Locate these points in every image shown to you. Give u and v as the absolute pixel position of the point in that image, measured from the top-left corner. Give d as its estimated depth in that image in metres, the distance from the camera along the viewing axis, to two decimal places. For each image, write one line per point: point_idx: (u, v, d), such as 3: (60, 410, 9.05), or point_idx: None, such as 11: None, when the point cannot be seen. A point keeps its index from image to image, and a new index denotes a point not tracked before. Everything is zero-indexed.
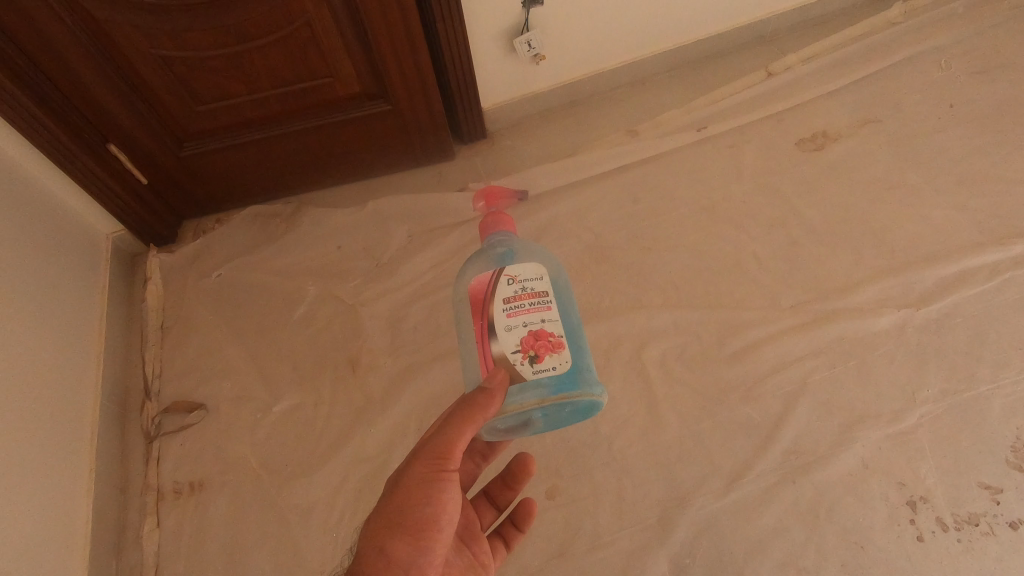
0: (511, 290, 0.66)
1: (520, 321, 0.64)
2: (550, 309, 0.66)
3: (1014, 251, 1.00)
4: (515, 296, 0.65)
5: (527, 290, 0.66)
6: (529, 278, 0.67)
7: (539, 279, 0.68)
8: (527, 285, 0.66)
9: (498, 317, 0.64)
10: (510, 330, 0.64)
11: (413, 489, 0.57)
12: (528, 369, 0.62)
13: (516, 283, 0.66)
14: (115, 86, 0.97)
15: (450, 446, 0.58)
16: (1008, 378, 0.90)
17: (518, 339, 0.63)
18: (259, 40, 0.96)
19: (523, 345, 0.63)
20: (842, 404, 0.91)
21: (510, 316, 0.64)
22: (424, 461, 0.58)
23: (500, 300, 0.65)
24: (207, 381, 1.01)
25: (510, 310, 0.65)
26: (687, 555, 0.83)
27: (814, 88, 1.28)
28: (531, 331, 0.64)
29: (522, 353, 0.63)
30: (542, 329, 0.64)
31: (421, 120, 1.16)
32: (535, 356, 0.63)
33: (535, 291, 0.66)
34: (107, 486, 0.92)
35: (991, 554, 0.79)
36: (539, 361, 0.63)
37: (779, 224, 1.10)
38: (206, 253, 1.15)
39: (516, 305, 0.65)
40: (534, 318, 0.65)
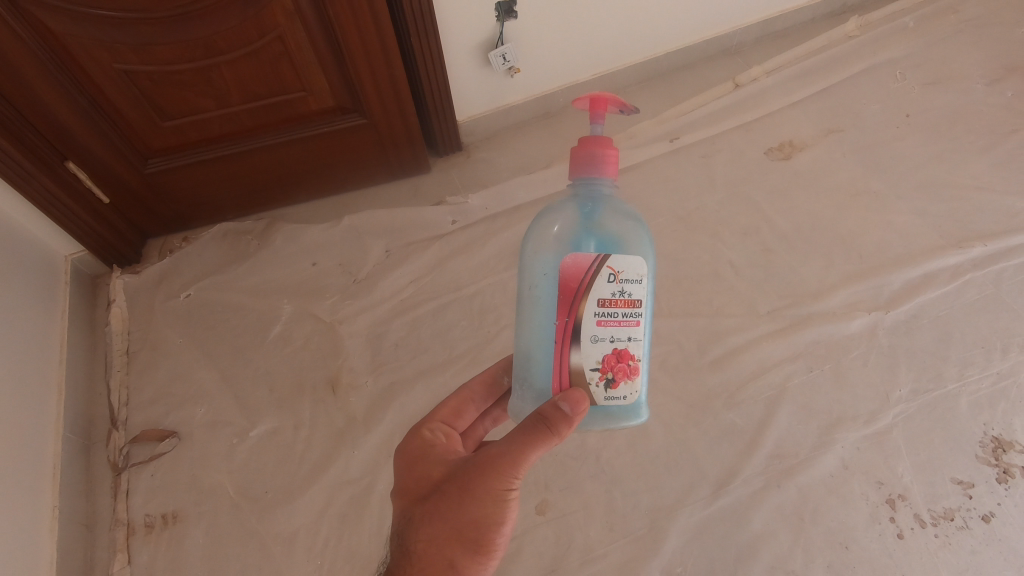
0: (608, 291, 0.53)
1: (608, 333, 0.53)
2: (639, 325, 0.55)
3: (971, 254, 1.05)
4: (611, 300, 0.53)
5: (624, 295, 0.54)
6: (632, 277, 0.54)
7: (640, 282, 0.55)
8: (627, 288, 0.54)
9: (586, 319, 0.53)
10: (595, 342, 0.53)
11: (483, 506, 0.52)
12: (600, 394, 0.54)
13: (618, 277, 0.53)
14: (75, 102, 0.93)
15: (524, 465, 0.52)
16: (974, 375, 0.94)
17: (601, 356, 0.53)
18: (228, 53, 0.93)
19: (603, 365, 0.54)
20: (821, 407, 0.93)
21: (600, 325, 0.53)
22: (495, 480, 0.52)
23: (594, 299, 0.53)
24: (178, 407, 0.97)
25: (602, 316, 0.53)
26: (679, 564, 0.83)
27: (779, 99, 1.32)
28: (615, 349, 0.54)
29: (600, 373, 0.54)
30: (627, 350, 0.54)
31: (396, 133, 1.15)
32: (612, 380, 0.54)
33: (632, 299, 0.54)
34: (72, 523, 0.87)
35: (967, 548, 0.82)
36: (613, 386, 0.54)
37: (752, 232, 1.12)
38: (173, 273, 1.11)
39: (608, 312, 0.53)
40: (622, 334, 0.54)
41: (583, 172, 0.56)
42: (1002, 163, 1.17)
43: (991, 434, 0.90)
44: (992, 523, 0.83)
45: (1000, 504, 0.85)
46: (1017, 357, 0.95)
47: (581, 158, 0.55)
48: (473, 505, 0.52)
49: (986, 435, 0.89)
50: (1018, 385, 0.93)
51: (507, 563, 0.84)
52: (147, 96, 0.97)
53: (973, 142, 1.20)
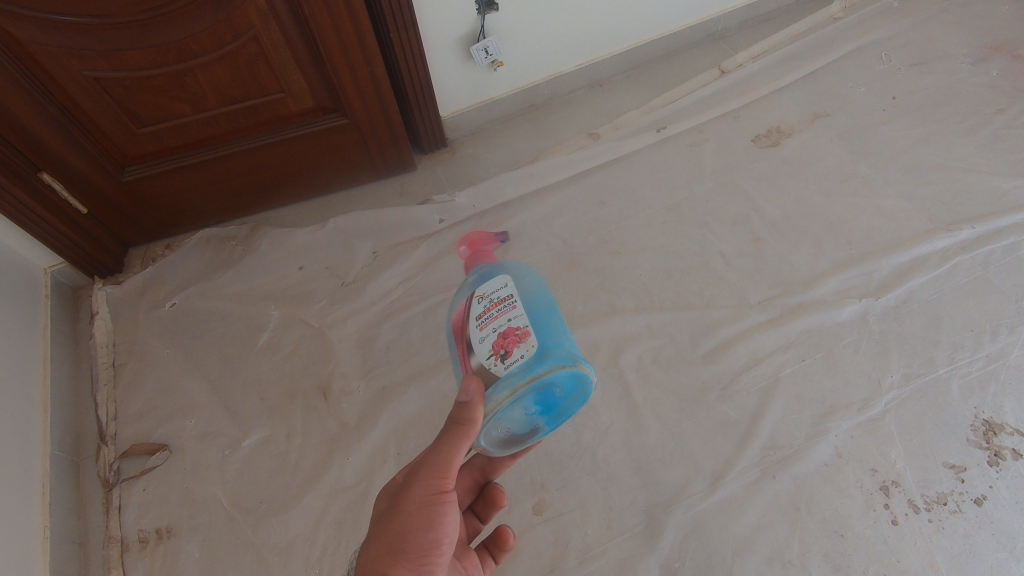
0: (480, 307, 0.73)
1: (490, 329, 0.70)
2: (515, 310, 0.70)
3: (960, 237, 1.05)
4: (485, 310, 0.72)
5: (495, 300, 0.72)
6: (495, 289, 0.73)
7: (504, 288, 0.73)
8: (494, 297, 0.72)
9: (472, 332, 0.71)
10: (482, 340, 0.70)
11: (412, 515, 0.53)
12: (503, 367, 0.67)
13: (484, 298, 0.73)
14: (47, 112, 0.90)
15: (446, 469, 0.55)
16: (964, 359, 0.95)
17: (489, 346, 0.69)
18: (202, 57, 0.91)
19: (494, 348, 0.68)
20: (814, 396, 0.93)
21: (481, 327, 0.71)
22: (424, 482, 0.54)
23: (472, 318, 0.72)
24: (168, 419, 0.96)
25: (481, 323, 0.71)
26: (677, 559, 0.83)
27: (765, 85, 1.30)
28: (499, 333, 0.69)
29: (494, 355, 0.68)
30: (509, 328, 0.68)
31: (379, 132, 1.13)
32: (505, 353, 0.67)
33: (501, 298, 0.72)
34: (64, 540, 0.86)
35: (960, 531, 0.83)
36: (508, 356, 0.67)
37: (742, 221, 1.12)
38: (156, 282, 1.09)
39: (485, 318, 0.71)
40: (501, 321, 0.69)
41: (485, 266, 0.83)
42: (988, 143, 1.17)
43: (982, 417, 0.90)
44: (984, 506, 0.84)
45: (992, 487, 0.85)
46: (1006, 338, 0.96)
47: (469, 262, 0.87)
48: (405, 513, 0.53)
49: (977, 418, 0.90)
50: (1008, 367, 0.93)
51: (505, 565, 0.84)
52: (121, 103, 0.94)
53: (959, 123, 1.20)
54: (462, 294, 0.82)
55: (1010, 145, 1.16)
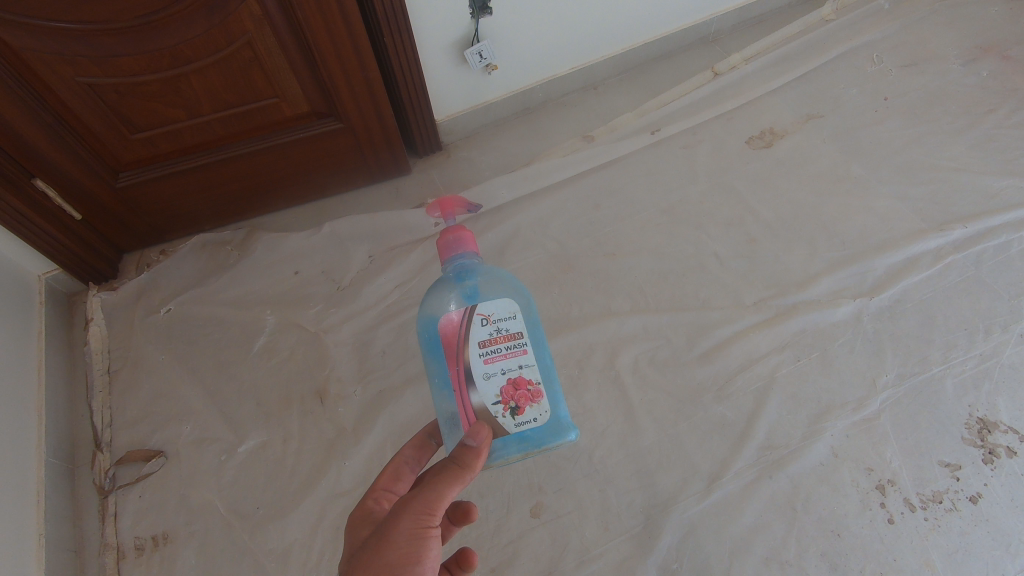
0: (485, 333, 0.65)
1: (502, 370, 0.64)
2: (525, 353, 0.66)
3: (952, 236, 1.06)
4: (490, 340, 0.65)
5: (502, 332, 0.66)
6: (504, 318, 0.66)
7: (513, 319, 0.67)
8: (502, 326, 0.66)
9: (475, 364, 0.64)
10: (487, 379, 0.64)
11: (399, 548, 0.51)
12: (509, 423, 0.64)
13: (490, 324, 0.65)
14: (40, 118, 0.90)
15: (438, 505, 0.54)
16: (958, 358, 0.95)
17: (497, 390, 0.64)
18: (196, 62, 0.91)
19: (505, 397, 0.63)
20: (810, 396, 0.93)
21: (488, 362, 0.64)
22: (414, 516, 0.53)
23: (475, 344, 0.64)
24: (163, 426, 0.95)
25: (487, 355, 0.64)
26: (675, 560, 0.83)
27: (758, 86, 1.31)
28: (509, 379, 0.64)
29: (503, 405, 0.63)
30: (521, 377, 0.65)
31: (374, 135, 1.13)
32: (516, 407, 0.64)
33: (511, 333, 0.66)
34: (60, 548, 0.85)
35: (956, 529, 0.83)
36: (519, 412, 0.64)
37: (736, 222, 1.12)
38: (152, 288, 1.08)
39: (492, 350, 0.65)
40: (511, 365, 0.65)
41: (465, 256, 0.74)
42: (980, 144, 1.18)
43: (976, 415, 0.91)
44: (980, 504, 0.84)
45: (987, 485, 0.86)
46: (999, 337, 0.97)
47: (451, 244, 0.74)
48: (393, 546, 0.51)
49: (971, 417, 0.91)
50: (1001, 366, 0.94)
51: (503, 568, 0.84)
52: (114, 109, 0.94)
53: (951, 123, 1.21)
54: (439, 290, 0.74)
55: (1001, 145, 1.17)
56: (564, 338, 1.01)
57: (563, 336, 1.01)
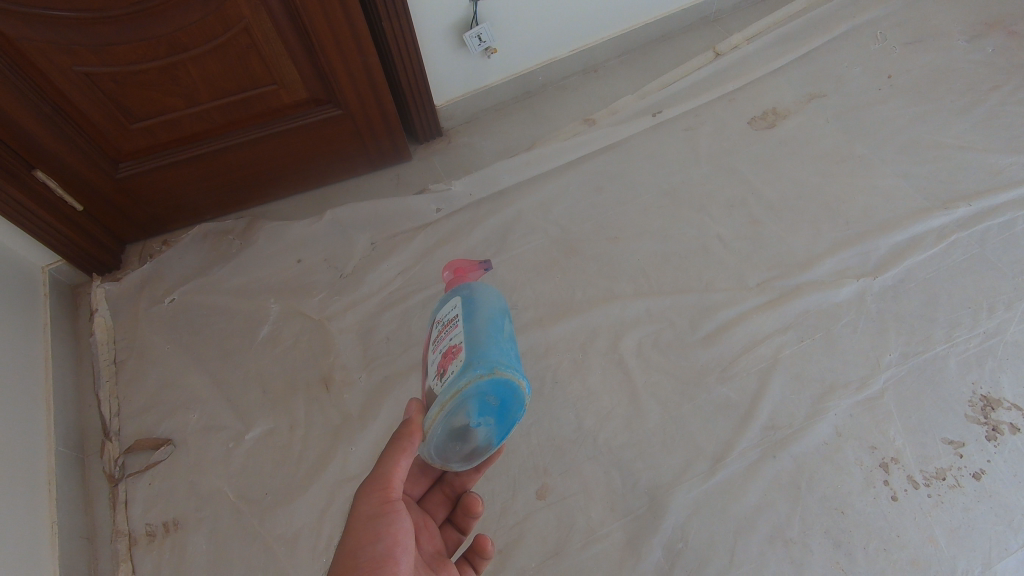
0: (435, 332, 0.75)
1: (436, 349, 0.71)
2: (456, 326, 0.71)
3: (956, 215, 1.06)
4: (437, 334, 0.74)
5: (445, 323, 0.74)
6: (446, 313, 0.75)
7: (453, 308, 0.75)
8: (444, 319, 0.75)
9: (428, 357, 0.73)
10: (432, 363, 0.72)
11: (360, 530, 0.54)
12: (438, 385, 0.67)
13: (439, 323, 0.75)
14: (38, 110, 0.89)
15: (388, 480, 0.57)
16: (962, 336, 0.95)
17: (435, 366, 0.70)
18: (193, 50, 0.90)
19: (437, 367, 0.69)
20: (813, 376, 0.94)
21: (433, 351, 0.73)
22: (367, 497, 0.56)
23: (429, 344, 0.75)
24: (171, 414, 0.96)
25: (434, 346, 0.73)
26: (681, 539, 0.84)
27: (760, 66, 1.30)
28: (443, 352, 0.70)
29: (436, 374, 0.69)
30: (449, 346, 0.70)
31: (374, 122, 1.12)
32: (442, 370, 0.67)
33: (449, 319, 0.74)
34: (72, 536, 0.86)
35: (959, 505, 0.84)
36: (444, 372, 0.67)
37: (739, 204, 1.12)
38: (155, 278, 1.09)
39: (437, 340, 0.73)
40: (445, 341, 0.71)
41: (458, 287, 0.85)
42: (984, 121, 1.17)
43: (980, 393, 0.91)
44: (983, 480, 0.85)
45: (990, 461, 0.86)
46: (1003, 315, 0.97)
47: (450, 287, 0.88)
48: (353, 530, 0.54)
49: (975, 394, 0.91)
50: (1005, 344, 0.94)
51: (509, 550, 0.85)
52: (112, 99, 0.94)
53: (955, 101, 1.20)
54: None
55: (1005, 122, 1.16)
56: (568, 321, 1.01)
57: (567, 320, 1.01)
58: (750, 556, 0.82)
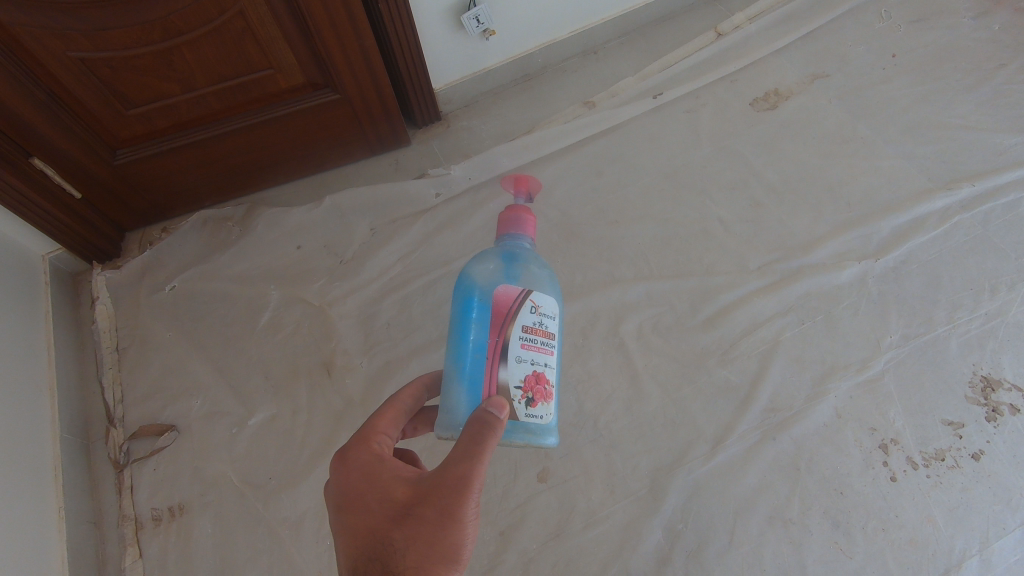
0: (530, 320, 0.64)
1: (533, 360, 0.63)
2: (552, 355, 0.66)
3: (960, 196, 1.05)
4: (533, 328, 0.64)
5: (544, 326, 0.65)
6: (549, 314, 0.66)
7: (553, 320, 0.67)
8: (545, 321, 0.65)
9: (515, 343, 0.62)
10: (519, 363, 0.62)
11: (462, 530, 0.52)
12: (521, 410, 0.62)
13: (537, 313, 0.64)
14: (34, 96, 0.88)
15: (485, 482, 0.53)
16: (963, 318, 0.95)
17: (523, 376, 0.62)
18: (188, 34, 0.89)
19: (527, 385, 0.62)
20: (814, 358, 0.94)
21: (525, 348, 0.63)
22: (468, 499, 0.52)
23: (520, 325, 0.63)
24: (174, 401, 0.97)
25: (526, 341, 0.63)
26: (680, 521, 0.85)
27: (763, 46, 1.28)
28: (535, 371, 0.63)
29: (522, 392, 0.62)
30: (544, 374, 0.64)
31: (371, 106, 1.11)
32: (531, 400, 0.63)
33: (548, 331, 0.66)
34: (79, 521, 0.87)
35: (957, 485, 0.84)
36: (532, 405, 0.63)
37: (740, 186, 1.11)
38: (155, 265, 1.09)
39: (531, 339, 0.63)
40: (541, 359, 0.64)
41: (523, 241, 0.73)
42: (989, 100, 1.15)
43: (980, 373, 0.91)
44: (982, 460, 0.85)
45: (989, 442, 0.87)
46: (1005, 296, 0.96)
47: (513, 221, 0.72)
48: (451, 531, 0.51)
49: (975, 375, 0.91)
50: (1006, 325, 0.94)
51: (511, 531, 0.86)
52: (108, 85, 0.93)
53: (960, 80, 1.18)
54: (483, 256, 0.71)
55: (1011, 101, 1.14)
56: (569, 306, 1.01)
57: (568, 305, 1.01)
58: (749, 536, 0.83)
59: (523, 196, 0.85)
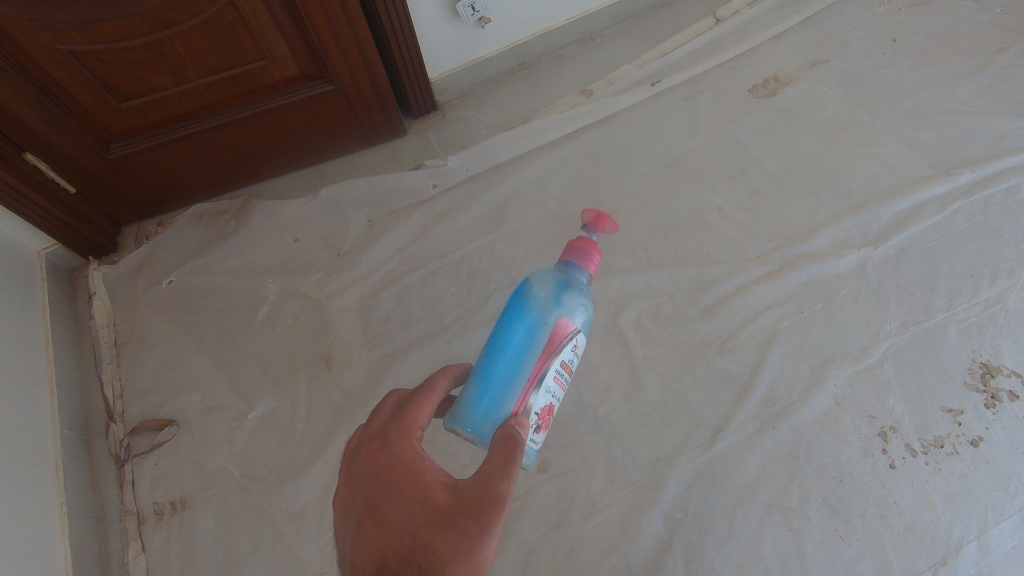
0: (568, 357, 0.66)
1: (554, 393, 0.66)
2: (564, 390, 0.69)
3: (960, 181, 1.04)
4: (566, 364, 0.66)
5: (572, 364, 0.68)
6: (578, 354, 0.68)
7: (577, 360, 0.70)
8: (575, 359, 0.68)
9: (551, 374, 0.64)
10: (546, 392, 0.64)
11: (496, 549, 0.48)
12: (528, 434, 0.64)
13: (573, 351, 0.67)
14: (25, 91, 0.87)
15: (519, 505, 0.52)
16: (963, 305, 0.95)
17: (543, 405, 0.64)
18: (179, 25, 0.88)
19: (543, 415, 0.65)
20: (813, 347, 0.94)
21: (554, 380, 0.65)
22: (507, 515, 0.50)
23: (561, 359, 0.65)
24: (174, 396, 0.97)
25: (558, 373, 0.65)
26: (680, 510, 0.85)
27: (762, 31, 1.26)
28: (551, 403, 0.66)
29: (538, 419, 0.64)
30: (555, 407, 0.67)
31: (366, 96, 1.10)
32: (540, 427, 0.65)
33: (572, 368, 0.68)
34: (82, 516, 0.88)
35: (956, 472, 0.85)
36: (538, 432, 0.65)
37: (739, 174, 1.10)
38: (152, 260, 1.08)
39: (561, 372, 0.66)
40: (559, 394, 0.67)
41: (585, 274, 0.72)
42: (990, 84, 1.14)
43: (979, 360, 0.91)
44: (981, 447, 0.86)
45: (988, 428, 0.87)
46: (1005, 283, 0.96)
47: (586, 251, 0.72)
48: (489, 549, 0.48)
49: (975, 362, 0.91)
50: (1006, 311, 0.94)
51: (512, 522, 0.86)
52: (99, 78, 0.92)
53: (961, 64, 1.17)
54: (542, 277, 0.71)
55: (1012, 85, 1.13)
56: None
57: None
58: (748, 525, 0.83)
59: (595, 235, 0.78)
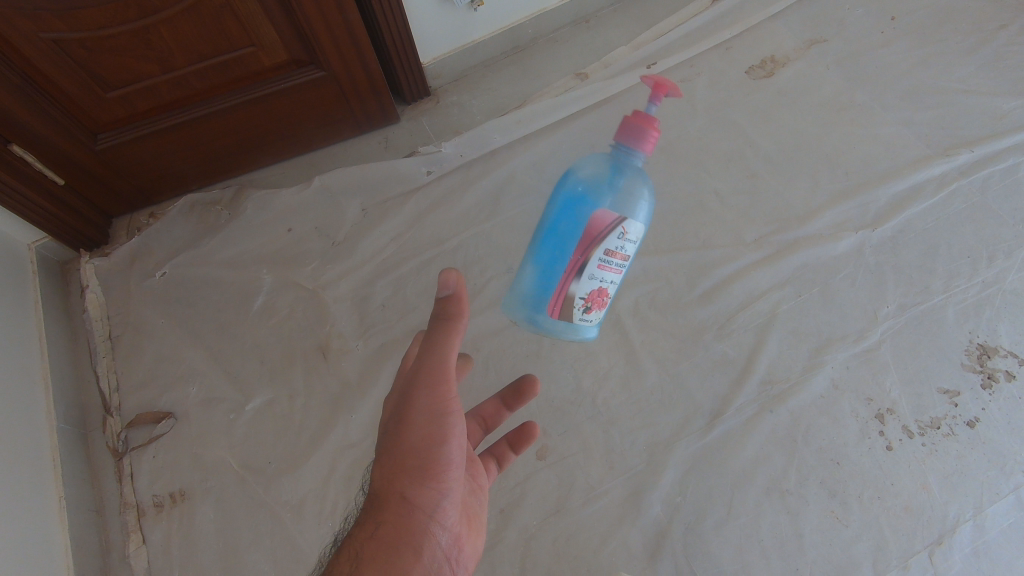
0: (614, 244, 0.73)
1: (599, 277, 0.75)
2: (619, 274, 0.77)
3: (958, 162, 1.04)
4: (612, 252, 0.74)
5: (623, 249, 0.74)
6: (633, 236, 0.74)
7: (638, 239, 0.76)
8: (627, 245, 0.74)
9: (591, 261, 0.73)
10: (590, 279, 0.75)
11: (419, 426, 0.54)
12: (578, 314, 0.78)
13: (623, 237, 0.73)
14: (9, 81, 0.85)
15: (444, 376, 0.55)
16: (960, 286, 0.95)
17: (589, 290, 0.76)
18: (164, 11, 0.86)
19: (588, 299, 0.77)
20: (810, 330, 0.93)
21: (599, 268, 0.74)
22: (423, 390, 0.55)
23: (602, 247, 0.73)
24: (171, 388, 0.96)
25: (602, 262, 0.74)
26: (678, 495, 0.85)
27: (761, 9, 1.23)
28: (600, 287, 0.77)
29: (584, 302, 0.77)
30: (607, 288, 0.78)
31: (358, 82, 1.08)
32: (588, 308, 0.78)
33: (627, 253, 0.75)
34: (81, 509, 0.88)
35: (952, 453, 0.85)
36: (588, 312, 0.78)
37: (736, 157, 1.09)
38: (143, 252, 1.06)
39: (607, 261, 0.74)
40: (608, 278, 0.76)
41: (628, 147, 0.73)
42: (988, 63, 1.13)
43: (976, 341, 0.91)
44: (977, 428, 0.86)
45: (985, 409, 0.87)
46: (1002, 264, 0.96)
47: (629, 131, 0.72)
48: (410, 429, 0.55)
49: (972, 343, 0.91)
50: (1003, 292, 0.94)
51: (512, 509, 0.86)
52: (84, 67, 0.90)
53: (960, 42, 1.16)
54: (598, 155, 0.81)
55: (1011, 63, 1.12)
56: None
57: None
58: (746, 508, 0.84)
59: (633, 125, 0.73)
